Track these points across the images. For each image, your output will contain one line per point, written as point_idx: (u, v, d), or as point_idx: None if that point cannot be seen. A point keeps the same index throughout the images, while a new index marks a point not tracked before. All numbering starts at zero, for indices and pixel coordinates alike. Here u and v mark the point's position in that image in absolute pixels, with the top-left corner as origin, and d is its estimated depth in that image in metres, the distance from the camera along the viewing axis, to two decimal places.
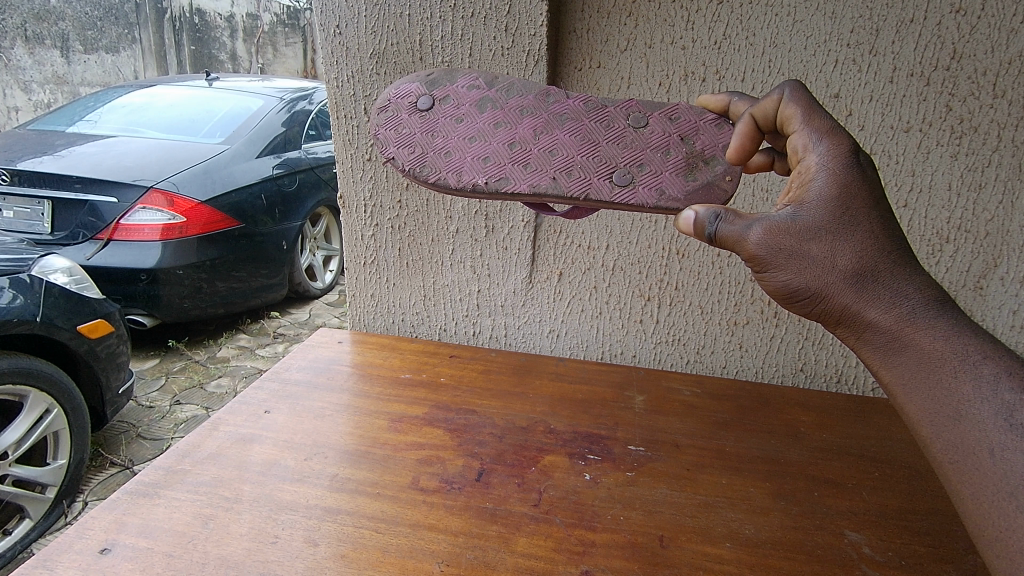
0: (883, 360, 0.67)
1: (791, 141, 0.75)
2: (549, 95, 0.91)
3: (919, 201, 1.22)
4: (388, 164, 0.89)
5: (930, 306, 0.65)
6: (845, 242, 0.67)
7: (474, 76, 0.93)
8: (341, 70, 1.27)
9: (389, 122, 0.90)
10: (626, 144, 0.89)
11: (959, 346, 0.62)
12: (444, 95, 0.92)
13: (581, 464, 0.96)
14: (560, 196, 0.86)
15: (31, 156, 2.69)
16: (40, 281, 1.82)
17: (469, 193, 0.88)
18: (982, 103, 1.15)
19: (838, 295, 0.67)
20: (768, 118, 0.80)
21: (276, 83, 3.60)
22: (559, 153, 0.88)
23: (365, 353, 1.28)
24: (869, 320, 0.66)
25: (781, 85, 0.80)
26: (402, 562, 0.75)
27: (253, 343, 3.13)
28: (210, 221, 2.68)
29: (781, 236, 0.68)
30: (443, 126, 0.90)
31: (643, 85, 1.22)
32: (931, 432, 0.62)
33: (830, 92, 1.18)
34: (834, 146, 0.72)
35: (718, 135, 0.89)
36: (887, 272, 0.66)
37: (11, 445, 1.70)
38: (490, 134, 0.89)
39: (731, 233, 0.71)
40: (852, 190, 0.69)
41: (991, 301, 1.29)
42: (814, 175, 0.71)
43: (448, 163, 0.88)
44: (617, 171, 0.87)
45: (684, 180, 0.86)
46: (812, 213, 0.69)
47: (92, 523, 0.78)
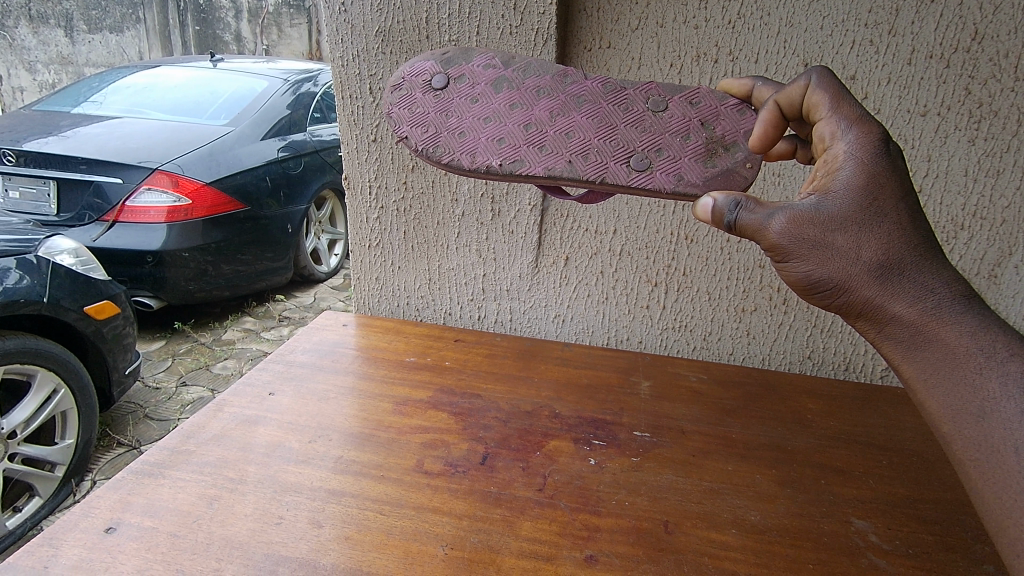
0: (903, 354, 0.65)
1: (818, 128, 0.73)
2: (567, 76, 0.89)
3: (935, 186, 1.20)
4: (401, 144, 0.88)
5: (956, 301, 0.63)
6: (871, 232, 0.66)
7: (490, 55, 0.90)
8: (346, 48, 1.25)
9: (403, 100, 0.89)
10: (645, 127, 0.86)
11: (985, 342, 0.61)
12: (460, 74, 0.90)
13: (586, 449, 0.96)
14: (575, 179, 0.85)
15: (37, 136, 2.69)
16: (47, 262, 1.82)
17: (483, 175, 0.87)
18: (1003, 86, 1.12)
19: (862, 288, 0.66)
20: (794, 105, 0.78)
21: (281, 65, 3.57)
22: (576, 136, 0.87)
23: (370, 336, 1.27)
24: (893, 314, 0.65)
25: (808, 71, 0.77)
26: (407, 545, 0.74)
27: (258, 326, 3.14)
28: (215, 203, 2.67)
29: (805, 226, 0.67)
30: (458, 106, 0.88)
31: (654, 66, 1.20)
32: (951, 429, 0.61)
33: (846, 74, 1.15)
34: (863, 134, 0.70)
35: (740, 121, 0.87)
36: (913, 265, 0.65)
37: (20, 424, 1.71)
38: (506, 115, 0.87)
39: (752, 221, 0.69)
40: (882, 181, 0.67)
41: (1006, 289, 1.27)
42: (841, 164, 0.69)
43: (462, 144, 0.86)
44: (635, 155, 0.85)
45: (703, 166, 0.84)
46: (837, 203, 0.67)
47: (98, 502, 0.78)
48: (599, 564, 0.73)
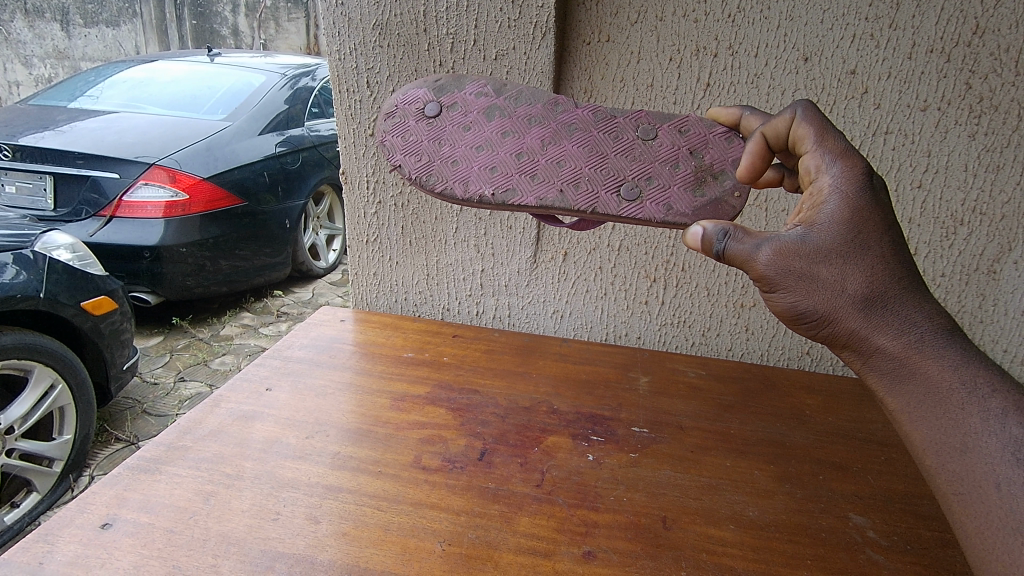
0: (887, 387, 0.65)
1: (804, 161, 0.73)
2: (558, 104, 0.88)
3: (935, 181, 1.20)
4: (395, 172, 0.88)
5: (939, 333, 0.63)
6: (856, 265, 0.65)
7: (482, 83, 0.89)
8: (343, 41, 1.24)
9: (396, 128, 0.88)
10: (635, 156, 0.87)
11: (967, 376, 0.60)
12: (452, 102, 0.89)
13: (584, 445, 0.95)
14: (566, 209, 0.85)
15: (33, 131, 2.67)
16: (44, 257, 1.81)
17: (475, 204, 0.87)
18: (1003, 81, 1.12)
19: (847, 319, 0.66)
20: (780, 136, 0.78)
21: (279, 59, 3.55)
22: (567, 165, 0.86)
23: (368, 331, 1.27)
24: (877, 346, 0.65)
25: (793, 105, 0.78)
26: (404, 541, 0.74)
27: (256, 321, 3.14)
28: (211, 199, 2.66)
29: (791, 257, 0.67)
30: (450, 134, 0.88)
31: (654, 60, 1.18)
32: (934, 462, 0.60)
33: (846, 68, 1.14)
34: (848, 168, 0.69)
35: (727, 150, 0.86)
36: (896, 298, 0.65)
37: (17, 419, 1.70)
38: (498, 143, 0.87)
39: (739, 251, 0.69)
40: (866, 214, 0.67)
41: (1005, 286, 1.26)
42: (826, 197, 0.69)
43: (455, 173, 0.87)
44: (625, 184, 0.86)
45: (692, 196, 0.84)
46: (823, 234, 0.67)
47: (93, 498, 0.78)
48: (597, 559, 0.73)
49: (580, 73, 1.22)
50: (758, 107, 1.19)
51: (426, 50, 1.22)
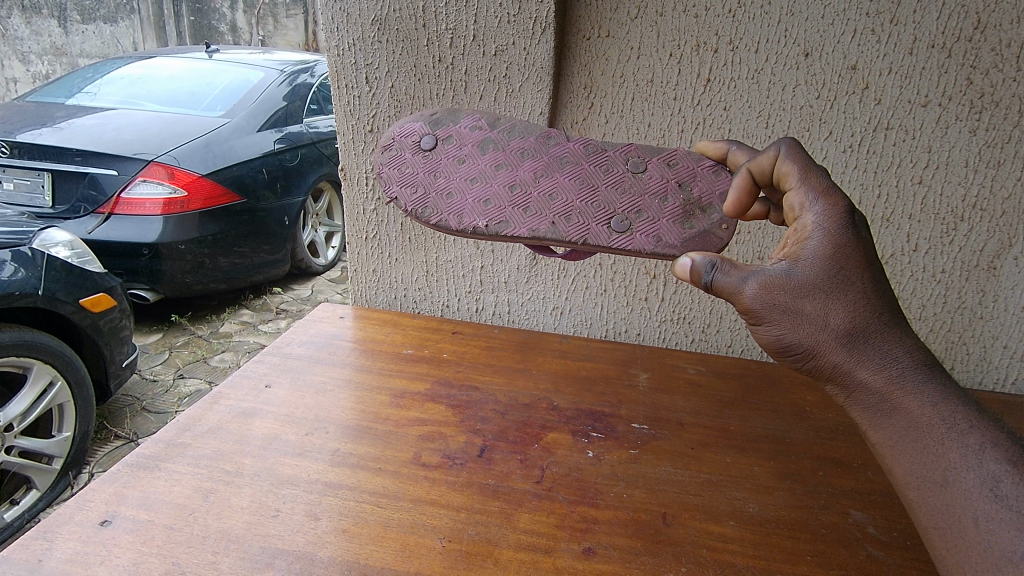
0: (870, 419, 0.65)
1: (787, 198, 0.72)
2: (550, 137, 0.91)
3: (936, 177, 1.19)
4: (391, 204, 0.90)
5: (919, 369, 0.63)
6: (839, 300, 0.65)
7: (476, 116, 0.92)
8: (341, 36, 1.23)
9: (392, 161, 0.90)
10: (625, 189, 0.88)
11: (947, 413, 0.60)
12: (447, 135, 0.92)
13: (584, 441, 0.95)
14: (559, 241, 0.87)
15: (31, 128, 2.66)
16: (42, 255, 1.81)
17: (469, 235, 0.89)
18: (1005, 76, 1.11)
19: (830, 353, 0.66)
20: (765, 173, 0.78)
21: (278, 55, 3.54)
22: (559, 197, 0.88)
23: (368, 328, 1.26)
24: (860, 380, 0.65)
25: (777, 141, 0.77)
26: (404, 537, 0.74)
27: (256, 319, 3.14)
28: (210, 195, 2.65)
29: (776, 291, 0.66)
30: (446, 166, 0.90)
31: (654, 56, 1.18)
32: (915, 496, 0.61)
33: (847, 64, 1.14)
34: (830, 206, 0.69)
35: (715, 182, 0.88)
36: (878, 333, 0.65)
37: (16, 416, 1.70)
38: (492, 176, 0.89)
39: (727, 284, 0.68)
40: (849, 251, 0.66)
41: (1005, 282, 1.25)
42: (811, 233, 0.68)
43: (450, 206, 0.88)
44: (615, 217, 0.87)
45: (680, 228, 0.86)
46: (808, 270, 0.66)
47: (92, 495, 0.78)
48: (597, 556, 0.73)
49: (579, 68, 1.22)
50: (758, 103, 1.18)
51: (425, 46, 1.21)
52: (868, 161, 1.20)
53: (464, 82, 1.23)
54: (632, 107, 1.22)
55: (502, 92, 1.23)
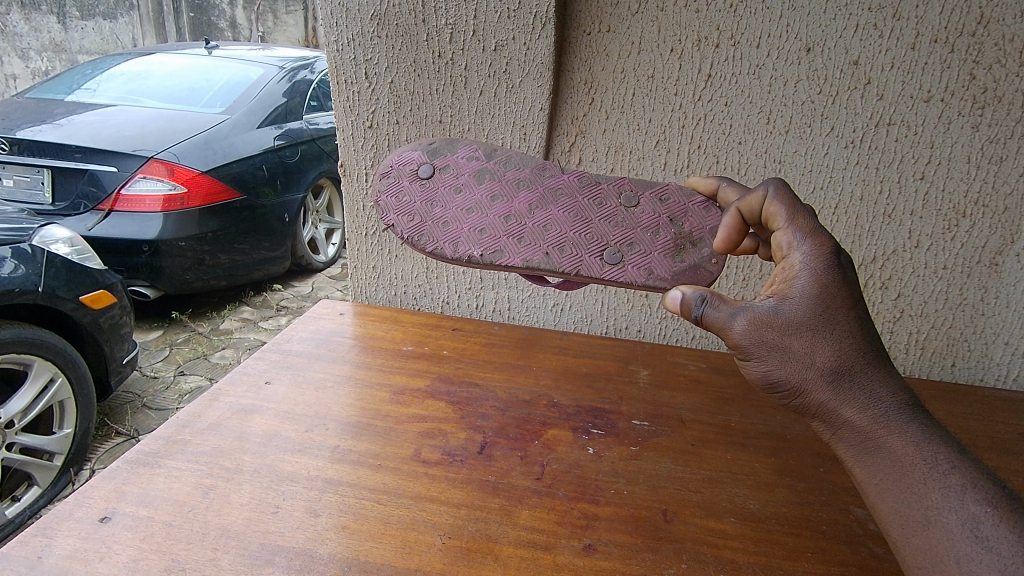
0: (855, 458, 0.64)
1: (776, 238, 0.73)
2: (546, 169, 0.94)
3: (937, 173, 1.19)
4: (388, 231, 0.92)
5: (904, 409, 0.62)
6: (825, 338, 0.65)
7: (474, 147, 0.96)
8: (341, 32, 1.23)
9: (391, 188, 0.93)
10: (617, 222, 0.91)
11: (928, 452, 0.59)
12: (445, 165, 0.94)
13: (584, 438, 0.95)
14: (552, 271, 0.89)
15: (31, 124, 2.66)
16: (42, 251, 1.81)
17: (465, 263, 0.92)
18: (1007, 72, 1.10)
19: (816, 391, 0.66)
20: (754, 213, 0.80)
21: (278, 52, 3.53)
22: (553, 229, 0.91)
23: (368, 325, 1.26)
24: (845, 419, 0.64)
25: (765, 182, 0.78)
26: (404, 534, 0.74)
27: (256, 316, 3.13)
28: (210, 192, 2.64)
29: (765, 328, 0.67)
30: (443, 196, 0.93)
31: (654, 51, 1.17)
32: (900, 535, 0.59)
33: (849, 59, 1.13)
34: (816, 247, 0.69)
35: (706, 218, 0.90)
36: (863, 372, 0.65)
37: (17, 413, 1.70)
38: (488, 206, 0.92)
39: (716, 319, 0.69)
40: (834, 291, 0.67)
41: (1007, 278, 1.25)
42: (797, 272, 0.69)
43: (446, 234, 0.91)
44: (608, 249, 0.89)
45: (671, 261, 0.88)
46: (795, 307, 0.67)
47: (92, 492, 0.78)
48: (598, 552, 0.73)
49: (580, 64, 1.21)
50: (759, 99, 1.17)
51: (425, 41, 1.21)
52: (870, 157, 1.19)
53: (463, 78, 1.23)
54: (632, 103, 1.22)
55: (501, 87, 1.22)
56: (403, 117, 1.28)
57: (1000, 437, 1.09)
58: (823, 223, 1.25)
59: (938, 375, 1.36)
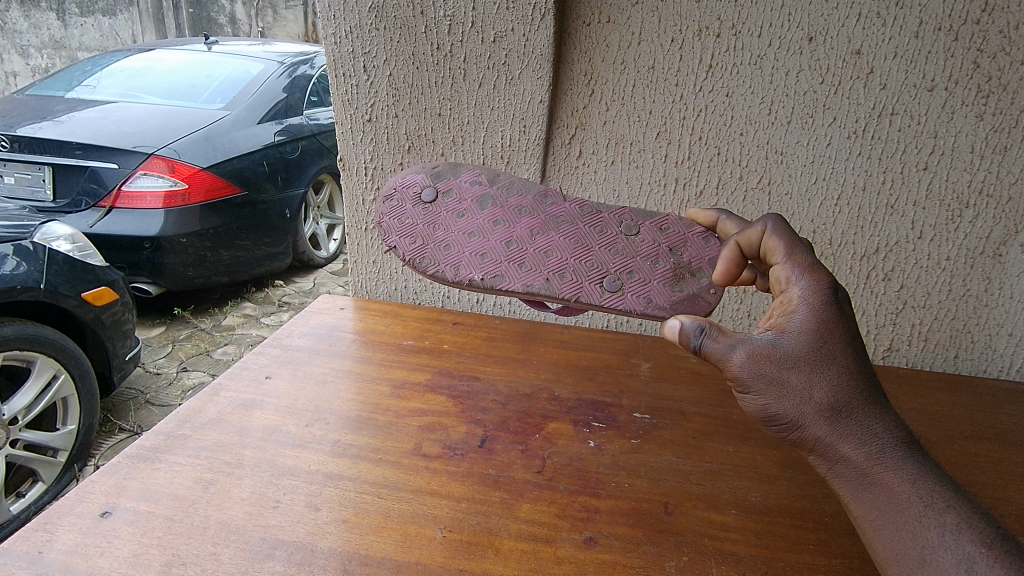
0: (852, 493, 0.64)
1: (774, 272, 0.74)
2: (547, 197, 0.96)
3: (941, 163, 1.18)
4: (390, 253, 0.93)
5: (899, 446, 0.63)
6: (822, 374, 0.66)
7: (477, 173, 0.98)
8: (339, 25, 1.22)
9: (394, 211, 0.94)
10: (618, 250, 0.91)
11: (924, 490, 0.60)
12: (447, 189, 0.96)
13: (585, 431, 0.95)
14: (552, 296, 0.89)
15: (31, 121, 2.65)
16: (43, 249, 1.81)
17: (465, 287, 0.91)
18: (1012, 60, 1.09)
19: (813, 426, 0.66)
20: (753, 246, 0.81)
21: (277, 47, 3.52)
22: (553, 255, 0.91)
23: (368, 319, 1.26)
24: (841, 454, 0.64)
25: (765, 217, 0.79)
26: (405, 527, 0.74)
27: (258, 312, 3.14)
28: (212, 188, 2.65)
29: (763, 361, 0.67)
30: (444, 219, 0.94)
31: (655, 42, 1.16)
32: (895, 571, 0.58)
33: (852, 48, 1.12)
34: (815, 283, 0.70)
35: (704, 248, 0.90)
36: (860, 409, 0.65)
37: (20, 410, 1.70)
38: (489, 231, 0.93)
39: (716, 350, 0.69)
40: (832, 328, 0.68)
41: (1011, 269, 1.24)
42: (796, 307, 0.70)
43: (448, 257, 0.91)
44: (608, 276, 0.89)
45: (670, 290, 0.87)
46: (793, 342, 0.67)
47: (93, 487, 0.78)
48: (598, 545, 0.73)
49: (579, 55, 1.20)
50: (760, 89, 1.16)
51: (423, 33, 1.20)
52: (873, 147, 1.18)
53: (463, 70, 1.22)
54: (632, 94, 1.21)
55: (501, 79, 1.21)
56: (402, 110, 1.27)
57: (1004, 428, 1.08)
58: (825, 216, 1.25)
59: (941, 367, 1.35)
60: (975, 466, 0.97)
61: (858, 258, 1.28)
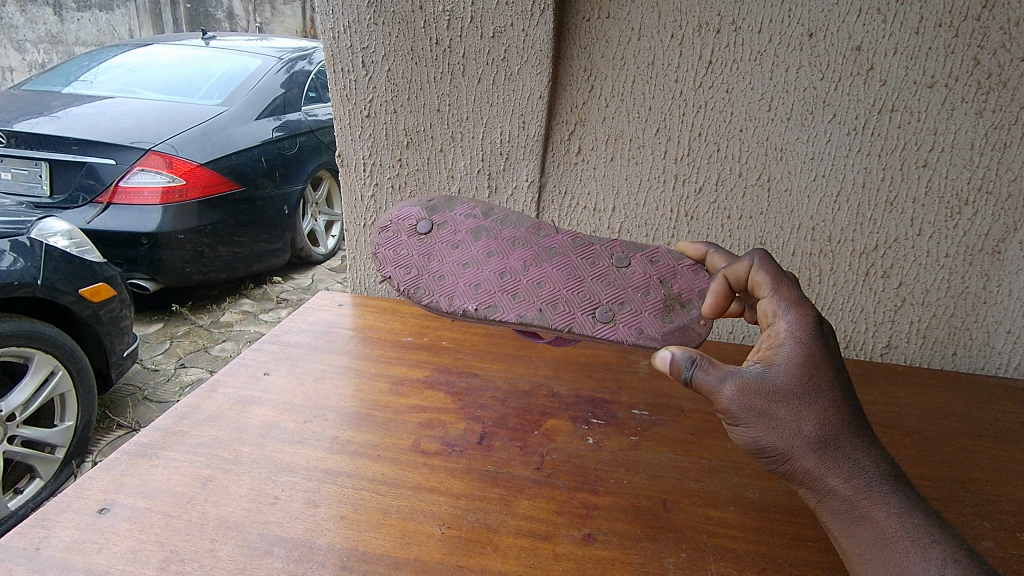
0: (841, 527, 0.64)
1: (760, 306, 0.73)
2: (540, 230, 0.98)
3: (940, 160, 1.18)
4: (384, 282, 0.94)
5: (885, 480, 0.63)
6: (811, 408, 0.66)
7: (471, 206, 1.00)
8: (338, 19, 1.21)
9: (389, 242, 0.96)
10: (609, 282, 0.92)
11: (910, 525, 0.60)
12: (442, 221, 0.99)
13: (584, 428, 0.95)
14: (545, 326, 0.87)
15: (28, 116, 2.64)
16: (41, 245, 1.80)
17: (459, 317, 0.90)
18: (1012, 57, 1.09)
19: (802, 458, 0.65)
20: (740, 279, 0.79)
21: (276, 42, 3.51)
22: (546, 285, 0.91)
23: (366, 316, 1.26)
24: (830, 488, 0.64)
25: (751, 251, 0.78)
26: (403, 524, 0.74)
27: (256, 308, 3.13)
28: (210, 183, 2.64)
29: (753, 394, 0.67)
30: (439, 251, 0.95)
31: (655, 37, 1.16)
32: None
33: (852, 45, 1.12)
34: (801, 318, 0.69)
35: (694, 280, 0.91)
36: (847, 442, 0.65)
37: (18, 406, 1.70)
38: (483, 262, 0.94)
39: (706, 382, 0.69)
40: (818, 363, 0.67)
41: (1009, 266, 1.24)
42: (782, 341, 0.69)
43: (442, 287, 0.91)
44: (600, 307, 0.89)
45: (661, 322, 0.87)
46: (780, 376, 0.67)
47: (90, 483, 0.77)
48: (597, 541, 0.73)
49: (579, 51, 1.20)
50: (760, 85, 1.16)
51: (422, 29, 1.19)
52: (872, 144, 1.18)
53: (461, 65, 1.21)
54: (632, 90, 1.21)
55: (500, 75, 1.20)
56: (400, 105, 1.27)
57: (1001, 425, 1.09)
58: (824, 213, 1.25)
59: (939, 364, 1.35)
60: (972, 460, 0.97)
61: (857, 255, 1.28)
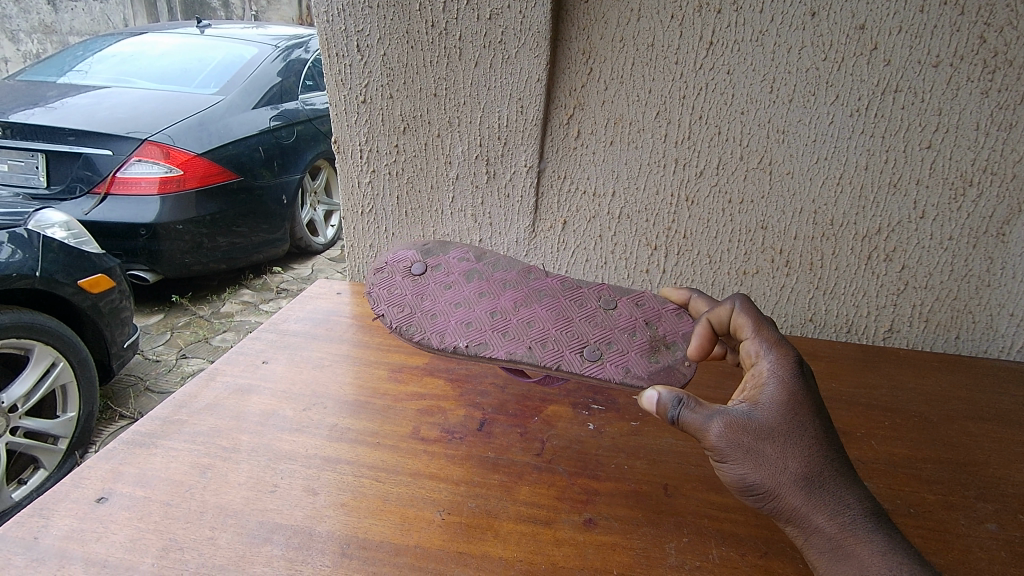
0: (825, 565, 0.62)
1: (744, 347, 0.75)
2: (530, 274, 0.99)
3: (945, 141, 1.16)
4: (378, 321, 0.92)
5: (870, 518, 0.62)
6: (795, 446, 0.65)
7: (465, 251, 1.02)
8: (332, 3, 1.19)
9: (383, 282, 0.96)
10: (597, 322, 0.92)
11: (894, 563, 0.58)
12: (436, 264, 0.99)
13: (584, 414, 0.94)
14: (535, 364, 0.84)
15: (23, 107, 2.62)
16: (38, 236, 1.79)
17: (448, 355, 0.86)
18: (1019, 35, 1.07)
19: (789, 496, 0.64)
20: (723, 323, 0.81)
21: (272, 30, 3.47)
22: (536, 325, 0.90)
23: (365, 303, 1.25)
24: (816, 525, 0.63)
25: (731, 295, 0.81)
26: (403, 510, 0.74)
27: (256, 298, 3.13)
28: (208, 173, 2.62)
29: (740, 432, 0.65)
30: (432, 290, 0.94)
31: (654, 18, 1.14)
32: None
33: (855, 23, 1.09)
34: (781, 358, 0.72)
35: (678, 323, 0.91)
36: (831, 480, 0.64)
37: (19, 398, 1.70)
38: (474, 301, 0.93)
39: (694, 421, 0.66)
40: (801, 400, 0.68)
41: (1014, 249, 1.23)
42: (766, 380, 0.70)
43: (434, 325, 0.89)
44: (588, 346, 0.87)
45: (647, 362, 0.85)
46: (767, 412, 0.67)
47: (89, 472, 0.77)
48: (598, 527, 0.73)
49: (577, 33, 1.17)
50: (761, 66, 1.14)
51: (417, 12, 1.17)
52: (875, 125, 1.16)
53: (457, 49, 1.19)
54: (631, 73, 1.19)
55: (497, 58, 1.19)
56: (397, 90, 1.25)
57: (1004, 408, 1.08)
58: (826, 195, 1.23)
59: (941, 348, 1.34)
60: (973, 441, 0.97)
61: (859, 239, 1.26)
